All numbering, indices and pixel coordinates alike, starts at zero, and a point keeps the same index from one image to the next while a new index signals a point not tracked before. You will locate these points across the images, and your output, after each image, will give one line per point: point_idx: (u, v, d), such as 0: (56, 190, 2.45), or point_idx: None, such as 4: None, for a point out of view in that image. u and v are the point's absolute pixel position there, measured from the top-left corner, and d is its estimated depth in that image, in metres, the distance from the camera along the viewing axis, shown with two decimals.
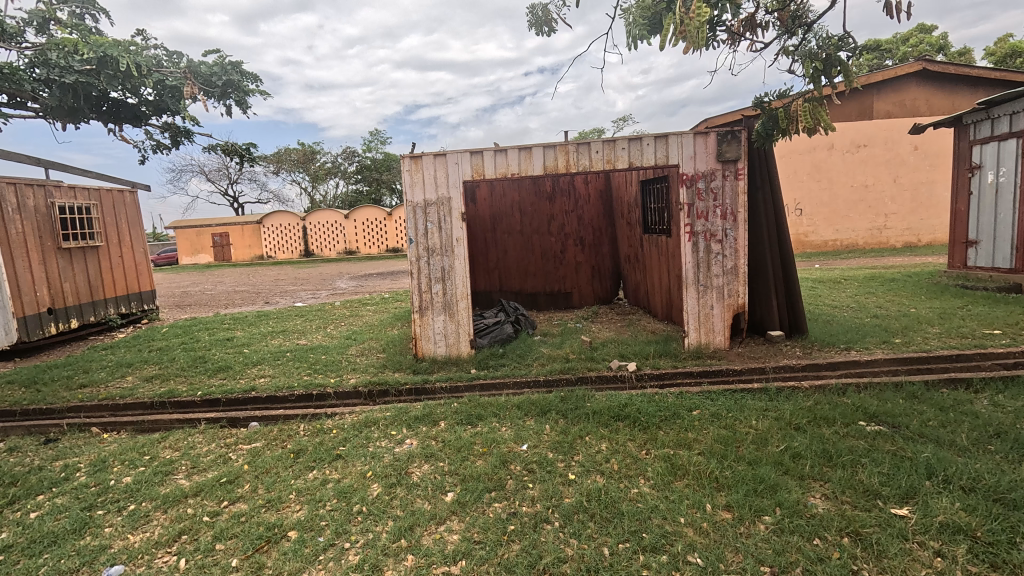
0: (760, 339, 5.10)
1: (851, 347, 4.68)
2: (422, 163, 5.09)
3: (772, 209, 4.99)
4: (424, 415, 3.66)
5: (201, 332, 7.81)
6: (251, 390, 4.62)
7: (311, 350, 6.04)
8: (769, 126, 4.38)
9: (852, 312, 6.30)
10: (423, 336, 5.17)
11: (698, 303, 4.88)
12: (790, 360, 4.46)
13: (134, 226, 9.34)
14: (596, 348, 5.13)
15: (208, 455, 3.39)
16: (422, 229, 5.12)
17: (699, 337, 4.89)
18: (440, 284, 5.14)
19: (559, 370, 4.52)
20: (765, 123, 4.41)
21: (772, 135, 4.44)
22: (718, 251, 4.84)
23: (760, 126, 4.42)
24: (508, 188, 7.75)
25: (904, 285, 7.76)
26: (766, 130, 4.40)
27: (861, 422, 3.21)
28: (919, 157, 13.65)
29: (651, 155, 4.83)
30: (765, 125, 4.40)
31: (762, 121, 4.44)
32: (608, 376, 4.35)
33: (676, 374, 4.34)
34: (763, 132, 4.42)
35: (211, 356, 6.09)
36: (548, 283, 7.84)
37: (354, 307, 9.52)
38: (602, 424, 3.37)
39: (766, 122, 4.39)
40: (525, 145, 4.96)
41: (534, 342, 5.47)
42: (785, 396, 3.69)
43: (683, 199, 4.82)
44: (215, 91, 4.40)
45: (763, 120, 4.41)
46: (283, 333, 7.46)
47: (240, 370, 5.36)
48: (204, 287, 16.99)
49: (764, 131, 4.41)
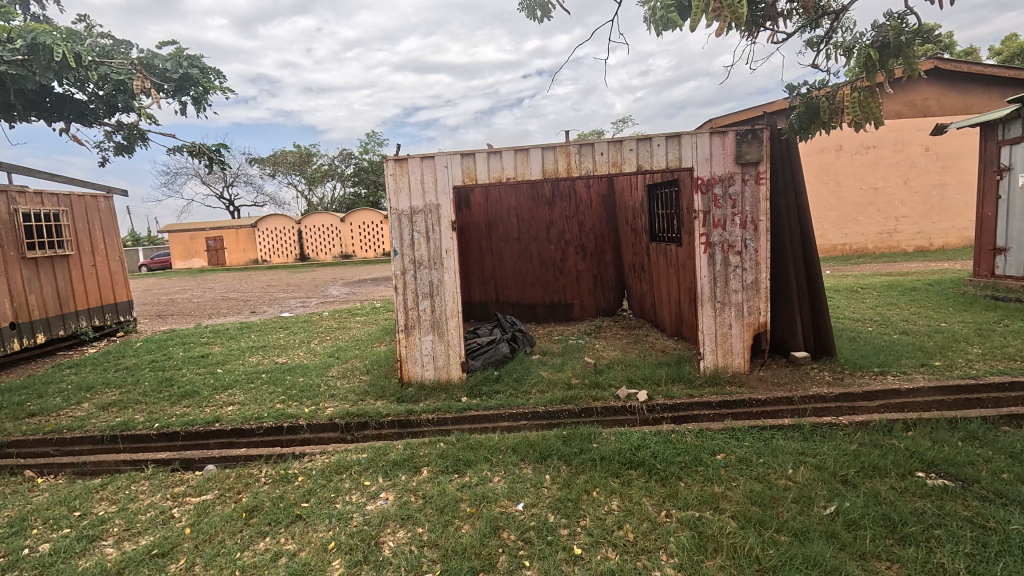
0: (783, 361, 4.61)
1: (887, 371, 4.19)
2: (408, 166, 4.58)
3: (797, 216, 4.50)
4: (404, 459, 3.16)
5: (176, 347, 7.30)
6: (214, 422, 4.12)
7: (289, 370, 5.54)
8: (805, 118, 3.90)
9: (877, 327, 5.80)
10: (409, 358, 4.66)
11: (715, 322, 4.39)
12: (821, 387, 3.96)
13: (109, 233, 8.83)
14: (601, 371, 4.63)
15: (148, 512, 2.89)
16: (408, 239, 4.62)
17: (716, 360, 4.39)
18: (428, 301, 4.63)
19: (560, 399, 4.02)
20: (799, 114, 3.94)
21: (808, 129, 3.97)
22: (737, 264, 4.35)
23: (794, 117, 3.94)
24: (504, 192, 7.26)
25: (927, 295, 7.26)
26: (800, 124, 3.93)
27: (920, 474, 2.71)
28: (932, 158, 13.12)
29: (662, 157, 4.33)
30: (800, 117, 3.92)
31: (796, 112, 3.95)
32: (616, 408, 3.87)
33: (692, 405, 3.85)
34: (797, 125, 3.95)
35: (180, 378, 5.57)
36: (547, 294, 7.33)
37: (343, 318, 9.02)
38: (611, 474, 2.87)
39: (801, 113, 3.92)
40: (522, 146, 4.47)
41: (531, 363, 4.96)
42: (822, 436, 3.19)
43: (698, 206, 4.33)
44: (170, 87, 4.09)
45: (798, 110, 3.92)
46: (263, 348, 6.94)
47: (207, 396, 4.85)
48: (193, 293, 16.50)
49: (799, 124, 3.93)
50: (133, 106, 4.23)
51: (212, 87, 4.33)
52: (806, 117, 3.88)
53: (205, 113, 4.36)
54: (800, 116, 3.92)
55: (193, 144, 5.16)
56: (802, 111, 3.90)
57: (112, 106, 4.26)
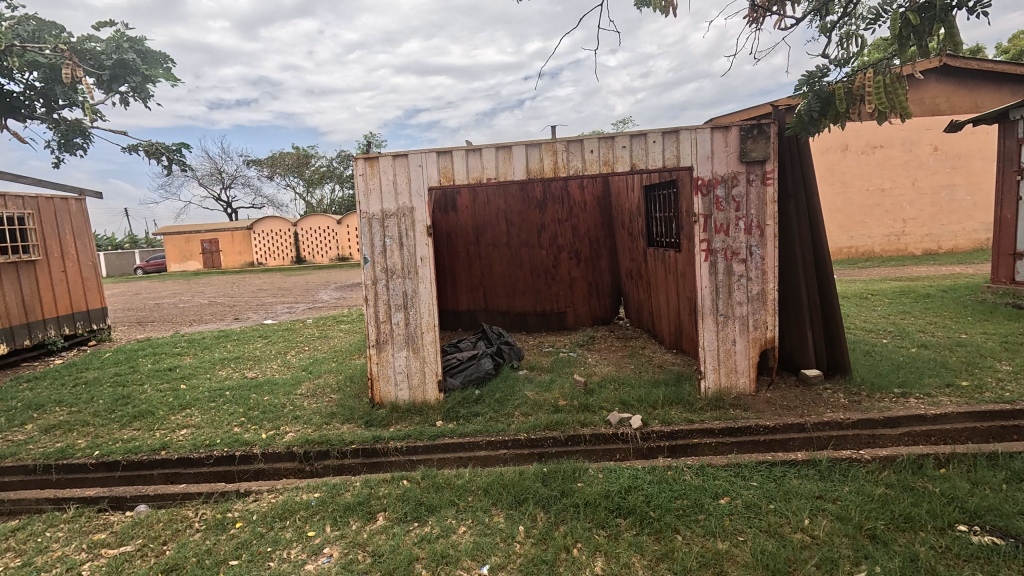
0: (792, 380, 4.18)
1: (910, 394, 3.75)
2: (379, 165, 4.17)
3: (807, 221, 4.07)
4: (358, 503, 2.75)
5: (145, 359, 6.88)
6: (160, 449, 3.72)
7: (256, 387, 5.12)
8: (816, 109, 3.40)
9: (893, 339, 5.36)
10: (380, 376, 4.24)
11: (717, 338, 3.96)
12: (837, 412, 3.52)
13: (81, 236, 8.43)
14: (591, 391, 4.19)
15: (53, 568, 2.48)
16: (379, 246, 4.20)
17: (718, 380, 3.97)
18: (402, 313, 4.21)
19: (544, 425, 3.60)
20: (809, 104, 3.44)
21: (817, 123, 3.48)
22: (741, 273, 3.93)
23: (803, 107, 3.43)
24: (493, 194, 6.86)
25: (943, 303, 6.81)
26: (810, 115, 3.42)
27: (962, 528, 2.28)
28: (940, 158, 12.70)
29: (658, 156, 3.91)
30: (810, 106, 3.42)
31: (806, 101, 3.45)
32: (606, 436, 3.46)
33: (692, 433, 3.43)
34: (807, 116, 3.43)
35: (138, 394, 5.15)
36: (539, 302, 6.90)
37: (326, 326, 8.60)
38: (596, 525, 2.46)
39: (811, 103, 3.42)
40: (504, 143, 4.06)
41: (516, 381, 4.53)
42: (842, 475, 2.77)
43: (698, 209, 3.90)
44: (103, 74, 3.99)
45: (809, 98, 3.42)
46: (236, 360, 6.52)
47: (162, 417, 4.43)
48: (182, 298, 16.11)
49: (809, 115, 3.42)
50: (72, 99, 4.04)
51: (152, 77, 4.21)
52: (818, 107, 3.38)
53: (146, 105, 4.25)
54: (811, 106, 3.41)
55: (148, 143, 4.84)
56: (813, 100, 3.41)
57: (51, 100, 4.09)
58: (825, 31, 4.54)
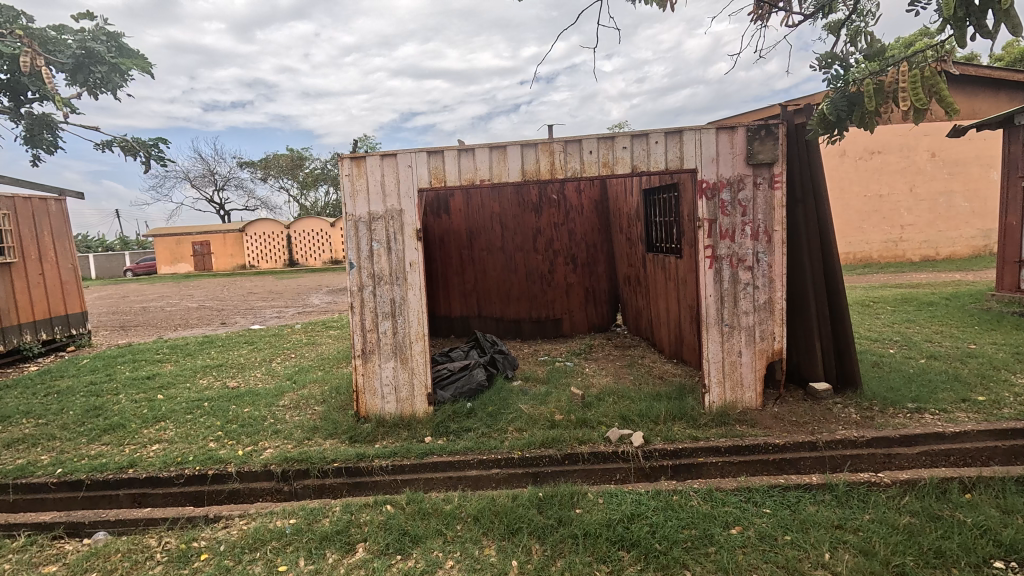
0: (799, 393, 3.99)
1: (924, 409, 3.56)
2: (366, 166, 3.95)
3: (816, 226, 3.88)
4: (336, 532, 2.52)
5: (124, 366, 6.59)
6: (128, 467, 3.47)
7: (236, 397, 4.86)
8: (841, 107, 3.25)
9: (900, 349, 5.17)
10: (366, 388, 4.00)
11: (722, 350, 3.76)
12: (850, 430, 3.32)
13: (60, 238, 8.14)
14: (590, 405, 3.97)
15: None
16: (365, 250, 3.97)
17: (724, 394, 3.76)
18: (390, 321, 3.99)
19: (539, 443, 3.38)
20: (835, 103, 3.30)
21: (842, 123, 3.32)
22: (747, 281, 3.74)
23: (828, 106, 3.31)
24: (487, 197, 6.65)
25: (947, 311, 6.65)
26: (834, 113, 3.27)
27: (999, 565, 2.08)
28: (938, 165, 12.61)
29: (661, 158, 3.71)
30: (835, 104, 3.28)
31: (831, 100, 3.32)
32: (605, 455, 3.25)
33: (697, 451, 3.22)
34: (831, 115, 3.29)
35: (112, 405, 4.89)
36: (534, 308, 6.68)
37: (315, 332, 8.33)
38: (596, 561, 2.24)
39: (837, 101, 3.28)
40: (498, 143, 3.85)
41: (510, 393, 4.31)
42: (861, 501, 2.56)
43: (702, 214, 3.70)
44: (69, 65, 3.82)
45: (834, 97, 3.30)
46: (219, 368, 6.26)
47: (134, 430, 4.18)
48: (170, 301, 15.77)
49: (834, 113, 3.28)
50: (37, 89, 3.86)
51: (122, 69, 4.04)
52: (843, 106, 3.24)
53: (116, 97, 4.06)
54: (836, 104, 3.27)
55: (124, 139, 4.63)
56: (838, 99, 3.27)
57: (18, 93, 3.92)
58: (832, 30, 4.39)
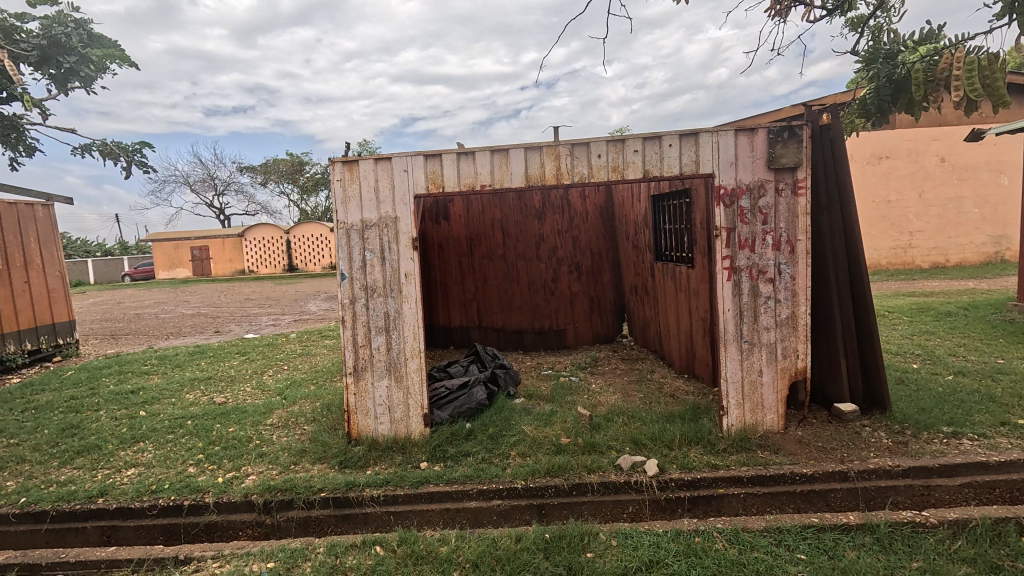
0: (824, 415, 3.71)
1: (961, 434, 3.28)
2: (359, 170, 3.69)
3: (842, 235, 3.62)
4: None
5: (109, 378, 6.31)
6: (98, 496, 3.20)
7: (222, 415, 4.58)
8: (885, 97, 3.56)
9: (923, 364, 4.90)
10: (358, 408, 3.73)
11: (740, 368, 3.49)
12: (884, 457, 3.05)
13: (47, 244, 7.88)
14: (598, 427, 3.70)
15: None
16: (358, 260, 3.72)
17: (743, 416, 3.49)
18: (384, 337, 3.72)
19: (544, 471, 3.10)
20: (878, 90, 3.59)
21: (886, 109, 3.63)
22: (768, 295, 3.47)
23: (872, 95, 3.61)
24: (488, 203, 6.39)
25: (967, 322, 6.36)
26: (880, 101, 3.58)
27: None
28: (947, 170, 12.37)
29: (675, 161, 3.45)
30: (880, 93, 3.57)
31: (876, 86, 3.59)
32: (617, 485, 2.98)
33: (716, 481, 2.95)
34: (874, 104, 3.61)
35: (90, 422, 4.61)
36: (537, 319, 6.42)
37: (310, 341, 8.06)
38: None
39: (880, 91, 3.57)
40: (500, 146, 3.59)
41: (512, 412, 4.03)
42: (907, 546, 2.30)
43: (720, 222, 3.44)
44: (34, 54, 3.77)
45: (877, 86, 3.57)
46: (207, 381, 5.97)
47: (109, 453, 3.90)
48: (166, 308, 15.47)
49: (878, 101, 3.59)
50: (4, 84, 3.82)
51: (90, 56, 3.99)
52: (887, 95, 3.54)
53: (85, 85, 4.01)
54: (880, 93, 3.56)
55: (104, 143, 4.49)
56: (882, 89, 3.55)
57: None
58: (854, 25, 4.22)
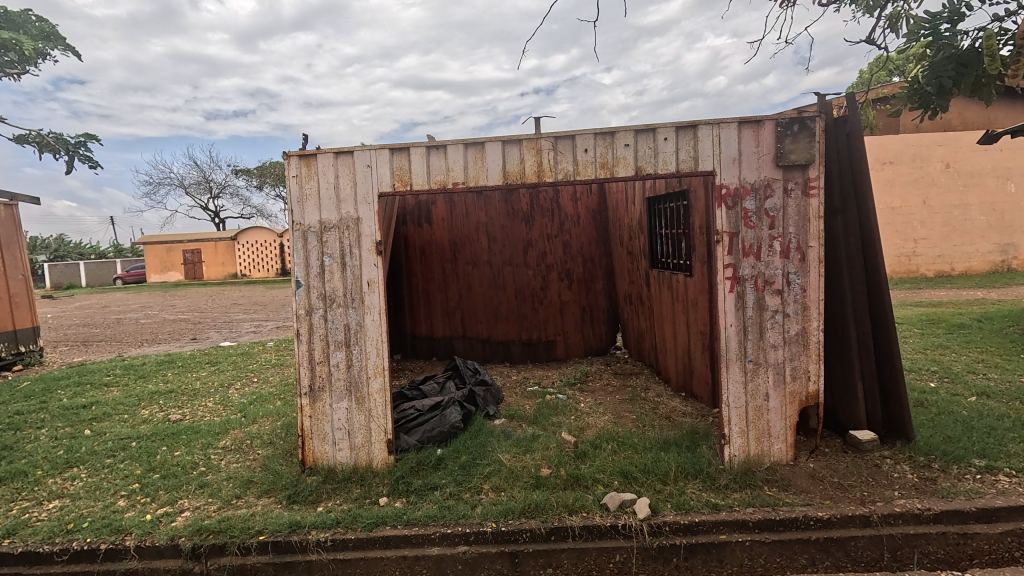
0: (838, 444, 3.30)
1: (998, 469, 2.87)
2: (317, 165, 3.28)
3: (858, 241, 3.22)
4: None
5: (64, 391, 5.85)
6: (4, 537, 2.77)
7: (171, 436, 4.14)
8: (945, 74, 3.45)
9: (942, 383, 4.47)
10: (314, 433, 3.31)
11: (744, 392, 3.08)
12: (914, 498, 2.62)
13: (11, 246, 7.48)
14: (583, 456, 3.27)
15: None
16: (316, 266, 3.30)
17: (748, 446, 3.08)
18: (344, 352, 3.30)
19: (518, 511, 2.68)
20: (939, 69, 3.49)
21: (945, 90, 3.52)
22: (776, 309, 3.07)
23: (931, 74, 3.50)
24: (473, 205, 5.99)
25: (983, 336, 5.94)
26: (940, 78, 3.46)
27: None
28: (952, 175, 12.04)
29: (670, 157, 3.06)
30: (939, 70, 3.47)
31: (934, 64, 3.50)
32: (602, 529, 2.57)
33: (718, 525, 2.54)
34: (933, 83, 3.50)
35: (25, 442, 4.18)
36: (525, 329, 6.00)
37: (286, 351, 7.63)
38: None
39: (938, 69, 3.48)
40: (475, 139, 3.20)
41: (489, 437, 3.61)
42: None
43: (721, 226, 3.05)
44: None
45: (936, 64, 3.49)
46: (167, 394, 5.52)
47: (33, 481, 3.46)
48: (147, 312, 15.00)
49: (937, 79, 3.48)
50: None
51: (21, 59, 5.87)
52: (949, 71, 3.42)
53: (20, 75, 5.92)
54: (939, 71, 3.47)
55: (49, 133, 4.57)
56: (940, 67, 3.46)
57: None
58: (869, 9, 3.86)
